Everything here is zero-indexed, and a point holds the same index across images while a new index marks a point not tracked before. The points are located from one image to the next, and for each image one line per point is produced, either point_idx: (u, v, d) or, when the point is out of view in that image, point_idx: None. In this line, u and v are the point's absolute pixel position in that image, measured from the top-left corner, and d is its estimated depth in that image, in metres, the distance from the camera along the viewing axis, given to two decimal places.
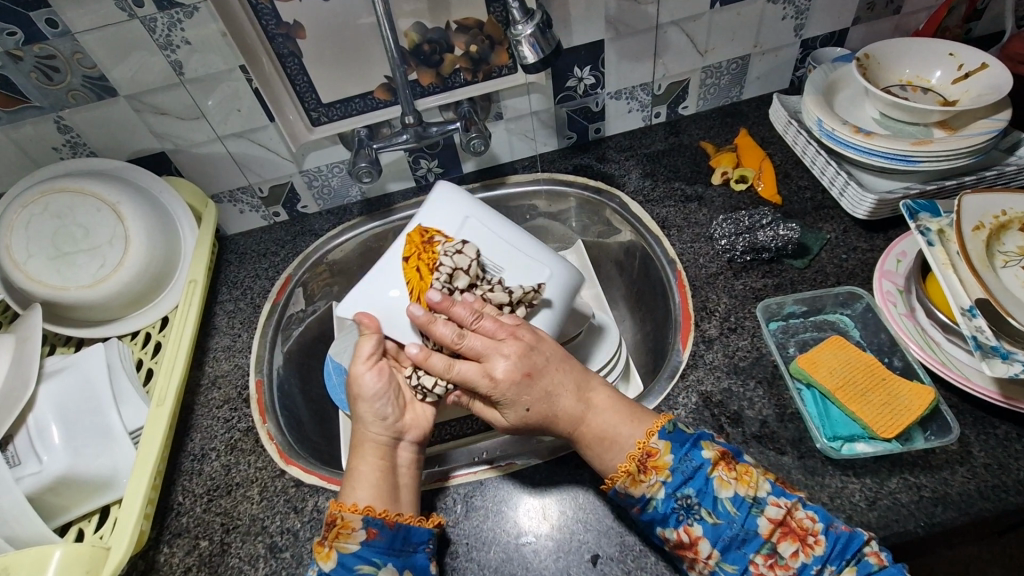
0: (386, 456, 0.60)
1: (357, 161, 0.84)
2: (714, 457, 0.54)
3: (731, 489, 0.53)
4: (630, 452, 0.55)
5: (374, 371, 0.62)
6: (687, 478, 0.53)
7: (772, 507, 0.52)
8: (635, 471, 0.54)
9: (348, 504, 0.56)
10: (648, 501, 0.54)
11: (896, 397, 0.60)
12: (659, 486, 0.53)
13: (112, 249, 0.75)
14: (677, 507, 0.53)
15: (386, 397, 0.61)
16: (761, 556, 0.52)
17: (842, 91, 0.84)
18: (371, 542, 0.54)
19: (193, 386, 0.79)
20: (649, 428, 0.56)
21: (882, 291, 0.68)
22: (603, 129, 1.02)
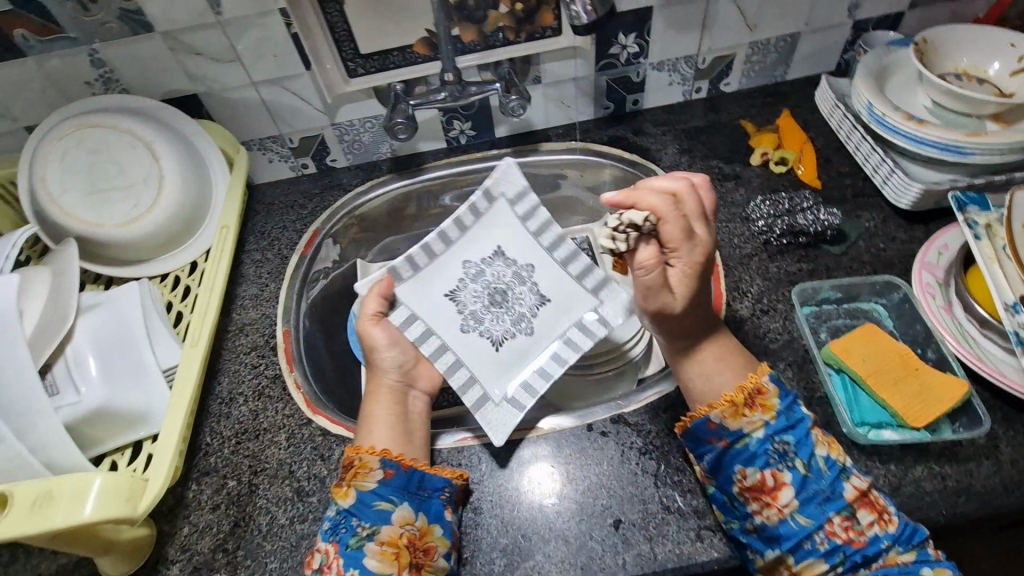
0: (398, 400, 0.65)
1: (393, 117, 0.83)
2: (812, 417, 0.56)
3: (824, 448, 0.54)
4: (739, 385, 0.56)
5: (380, 327, 0.70)
6: (789, 425, 0.54)
7: (856, 477, 0.53)
8: (740, 403, 0.55)
9: (365, 447, 0.58)
10: (742, 436, 0.54)
11: (928, 388, 0.60)
12: (760, 424, 0.54)
13: (146, 189, 0.75)
14: (770, 450, 0.54)
15: (397, 346, 0.68)
16: (840, 518, 0.51)
17: (895, 76, 0.82)
18: (388, 481, 0.56)
19: (221, 332, 0.80)
20: (758, 370, 0.57)
21: (921, 282, 0.67)
22: (641, 101, 0.99)
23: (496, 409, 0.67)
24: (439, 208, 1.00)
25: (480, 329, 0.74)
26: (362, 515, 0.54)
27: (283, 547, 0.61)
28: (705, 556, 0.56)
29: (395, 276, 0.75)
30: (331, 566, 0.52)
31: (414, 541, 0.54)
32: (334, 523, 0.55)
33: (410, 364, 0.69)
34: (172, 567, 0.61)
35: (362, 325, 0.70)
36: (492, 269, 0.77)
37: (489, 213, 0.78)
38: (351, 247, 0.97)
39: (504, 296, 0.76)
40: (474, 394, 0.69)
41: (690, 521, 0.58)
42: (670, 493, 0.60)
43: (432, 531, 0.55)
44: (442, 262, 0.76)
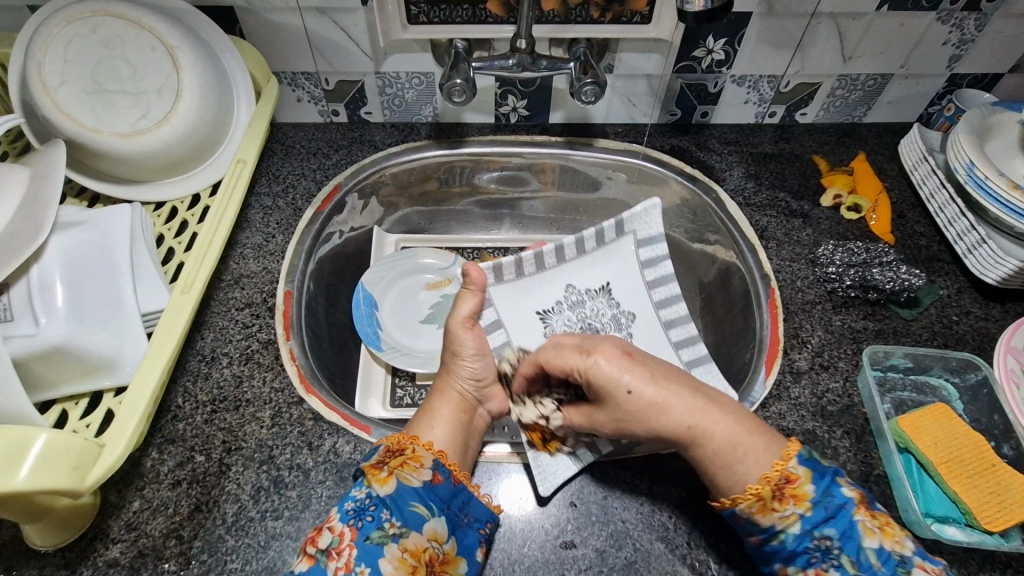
0: (467, 411, 0.58)
1: (451, 76, 0.73)
2: (856, 497, 0.47)
3: (876, 539, 0.45)
4: (765, 474, 0.47)
5: (473, 333, 0.61)
6: (828, 516, 0.46)
7: (920, 571, 0.45)
8: (768, 497, 0.47)
9: (422, 441, 0.53)
10: (775, 532, 0.47)
11: (1006, 489, 0.53)
12: (794, 519, 0.46)
13: (159, 99, 0.64)
14: (811, 547, 0.46)
15: (483, 358, 0.60)
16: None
17: (996, 138, 0.75)
18: (434, 486, 0.51)
19: (213, 280, 0.70)
20: (786, 451, 0.49)
21: (1006, 367, 0.61)
22: (710, 114, 0.90)
23: (550, 450, 0.57)
24: (471, 185, 0.91)
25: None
26: (394, 511, 0.49)
27: (248, 546, 0.52)
28: None
29: (495, 273, 0.78)
30: (341, 553, 0.47)
31: (433, 562, 0.48)
32: (359, 506, 0.49)
33: (487, 380, 0.60)
34: (112, 548, 0.51)
35: (453, 328, 0.61)
36: (592, 302, 0.80)
37: (614, 244, 0.81)
38: (370, 212, 0.88)
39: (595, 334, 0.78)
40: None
41: None
42: (703, 557, 0.52)
43: (455, 564, 0.49)
44: (548, 276, 0.80)
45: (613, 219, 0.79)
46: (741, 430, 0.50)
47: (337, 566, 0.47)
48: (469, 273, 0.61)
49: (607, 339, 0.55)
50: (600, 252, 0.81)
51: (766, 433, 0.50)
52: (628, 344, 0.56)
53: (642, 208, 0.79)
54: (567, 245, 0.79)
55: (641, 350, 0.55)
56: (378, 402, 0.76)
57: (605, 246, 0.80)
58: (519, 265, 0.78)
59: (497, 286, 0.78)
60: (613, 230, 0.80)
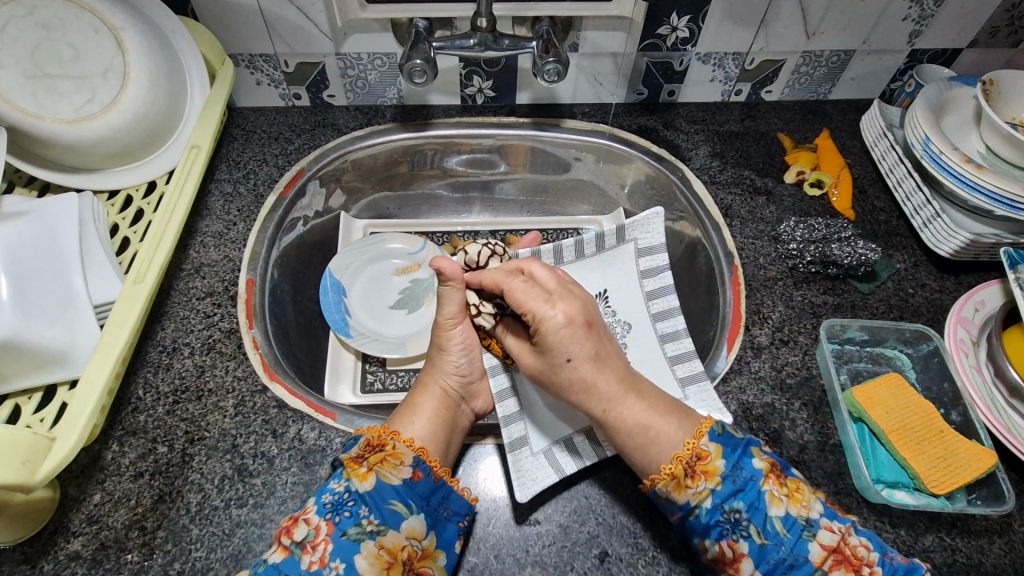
0: (450, 407, 0.58)
1: (411, 57, 0.71)
2: (765, 468, 0.49)
3: (782, 507, 0.48)
4: (677, 452, 0.50)
5: (461, 328, 0.59)
6: (736, 489, 0.48)
7: (825, 531, 0.47)
8: (681, 476, 0.49)
9: (402, 437, 0.53)
10: (690, 509, 0.49)
11: (952, 454, 0.55)
12: (706, 494, 0.48)
13: (105, 84, 0.62)
14: (722, 520, 0.48)
15: (468, 352, 0.60)
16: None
17: (951, 114, 0.76)
18: (412, 484, 0.51)
19: (172, 269, 0.69)
20: (697, 430, 0.51)
21: (956, 337, 0.63)
22: (677, 93, 0.90)
23: (530, 458, 0.57)
24: (439, 168, 0.90)
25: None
26: (373, 508, 0.49)
27: (212, 534, 0.52)
28: None
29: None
30: (317, 547, 0.47)
31: (412, 560, 0.49)
32: (337, 500, 0.49)
33: (473, 376, 0.61)
34: (73, 541, 0.51)
35: (438, 325, 0.58)
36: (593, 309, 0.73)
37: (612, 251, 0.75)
38: (335, 197, 0.86)
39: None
40: (516, 430, 0.59)
41: (681, 564, 0.52)
42: (664, 528, 0.54)
43: (435, 557, 0.50)
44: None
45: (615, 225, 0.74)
46: (654, 414, 0.52)
47: (311, 560, 0.46)
48: (442, 269, 0.54)
49: (574, 297, 0.53)
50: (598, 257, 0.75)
51: (682, 412, 0.53)
52: (591, 311, 0.54)
53: (646, 216, 0.73)
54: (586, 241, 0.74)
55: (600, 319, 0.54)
56: (348, 388, 0.75)
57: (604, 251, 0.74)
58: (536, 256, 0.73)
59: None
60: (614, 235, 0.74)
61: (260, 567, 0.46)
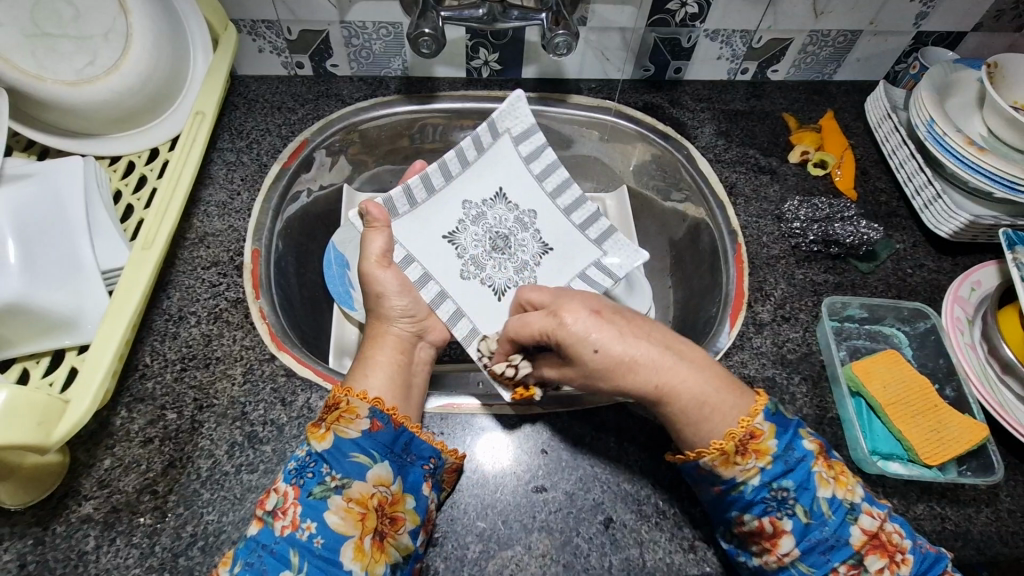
0: (405, 353, 0.60)
1: (419, 26, 0.70)
2: (815, 449, 0.49)
3: (829, 489, 0.47)
4: (728, 430, 0.48)
5: (389, 270, 0.64)
6: (787, 469, 0.47)
7: (866, 516, 0.47)
8: (731, 451, 0.47)
9: (356, 392, 0.53)
10: (736, 485, 0.48)
11: (945, 427, 0.57)
12: (755, 472, 0.47)
13: (107, 46, 0.61)
14: (768, 497, 0.47)
15: (407, 293, 0.64)
16: (846, 566, 0.46)
17: (956, 96, 0.77)
18: (372, 434, 0.51)
19: (176, 238, 0.68)
20: (751, 406, 0.49)
21: (952, 316, 0.65)
22: (683, 71, 0.89)
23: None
24: (444, 142, 0.89)
25: (481, 277, 0.71)
26: (334, 464, 0.49)
27: (224, 498, 0.52)
28: (696, 569, 0.52)
29: (390, 208, 0.69)
30: (287, 512, 0.47)
31: (383, 506, 0.49)
32: (301, 464, 0.49)
33: (421, 314, 0.64)
34: (85, 504, 0.51)
35: (367, 269, 0.63)
36: (493, 212, 0.73)
37: (492, 149, 0.74)
38: (338, 170, 0.86)
39: (507, 241, 0.73)
40: (479, 347, 0.66)
41: (683, 530, 0.54)
42: (667, 496, 0.55)
43: (404, 501, 0.50)
44: (439, 199, 0.71)
45: (484, 122, 0.73)
46: (709, 387, 0.49)
47: (284, 525, 0.47)
48: (369, 211, 0.63)
49: (576, 297, 0.53)
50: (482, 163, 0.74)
51: (735, 388, 0.50)
52: (601, 299, 0.53)
53: (509, 102, 0.72)
54: (449, 160, 0.72)
55: (608, 303, 0.54)
56: (353, 360, 0.76)
57: (485, 154, 0.73)
58: (409, 194, 0.70)
59: (397, 222, 0.69)
60: (488, 134, 0.73)
61: (241, 542, 0.47)
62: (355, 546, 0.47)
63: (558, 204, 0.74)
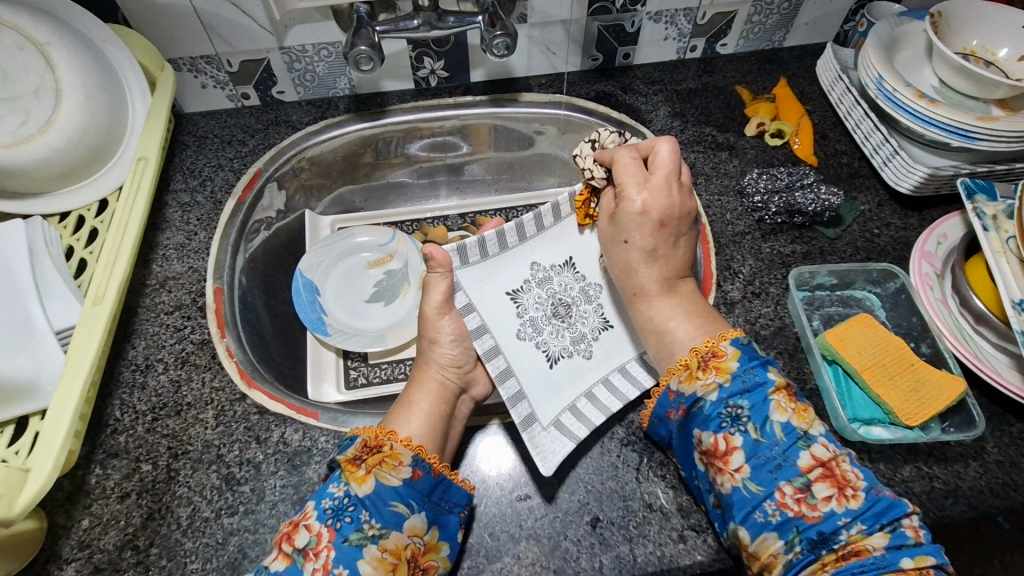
0: (448, 402, 0.57)
1: (355, 44, 0.69)
2: (779, 381, 0.50)
3: (785, 415, 0.48)
4: (694, 348, 0.53)
5: (447, 318, 0.62)
6: (745, 389, 0.49)
7: (820, 447, 0.47)
8: (694, 367, 0.51)
9: (399, 436, 0.52)
10: (696, 401, 0.51)
11: (923, 385, 0.57)
12: (714, 388, 0.50)
13: (38, 102, 0.60)
14: (724, 413, 0.49)
15: (460, 343, 0.61)
16: (791, 488, 0.46)
17: (903, 50, 0.76)
18: (412, 483, 0.50)
19: (137, 286, 0.67)
20: (723, 333, 0.53)
21: (920, 272, 0.65)
22: (632, 56, 0.88)
23: (544, 433, 0.57)
24: (402, 156, 0.88)
25: (537, 340, 0.66)
26: (373, 511, 0.48)
27: (206, 545, 0.52)
28: (687, 559, 0.52)
29: (460, 255, 0.66)
30: (319, 554, 0.46)
31: (416, 556, 0.49)
32: (336, 505, 0.48)
33: (467, 365, 0.61)
34: (66, 567, 0.51)
35: (427, 314, 0.62)
36: (559, 279, 0.69)
37: (556, 228, 0.69)
38: (297, 197, 0.85)
39: (568, 310, 0.68)
40: (511, 386, 0.62)
41: (671, 521, 0.53)
42: (652, 489, 0.55)
43: (437, 549, 0.50)
44: (511, 257, 0.68)
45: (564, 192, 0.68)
46: (678, 312, 0.57)
47: (313, 568, 0.46)
48: (432, 256, 0.61)
49: (668, 198, 0.58)
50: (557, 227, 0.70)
51: (710, 316, 0.57)
52: (674, 212, 0.58)
53: (591, 175, 0.69)
54: (526, 221, 0.68)
55: (671, 232, 0.58)
56: (332, 385, 0.75)
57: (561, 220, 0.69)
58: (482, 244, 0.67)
59: (462, 270, 0.66)
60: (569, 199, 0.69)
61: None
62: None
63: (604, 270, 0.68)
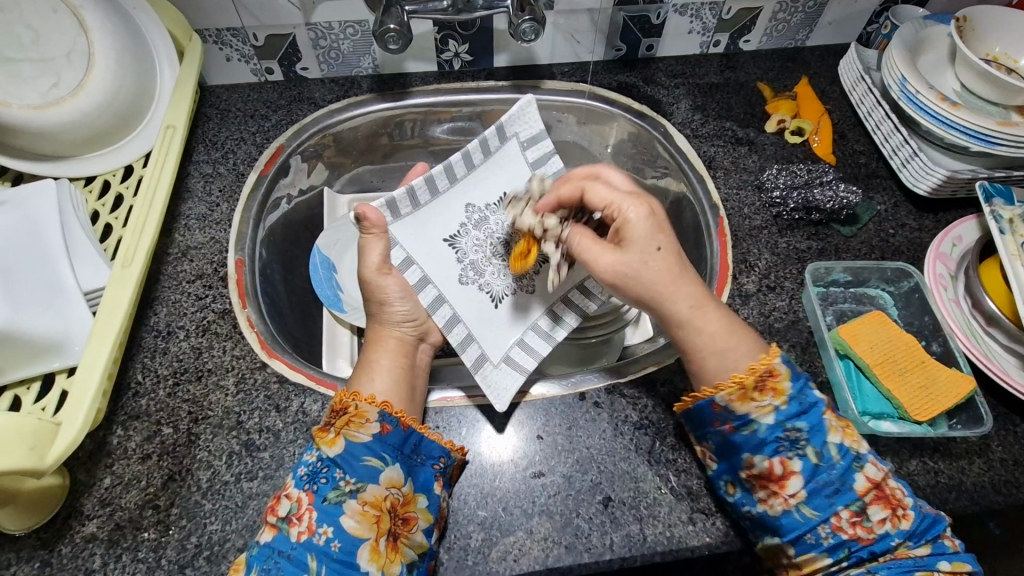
0: (406, 354, 0.61)
1: (384, 22, 0.69)
2: (825, 398, 0.49)
3: (838, 435, 0.48)
4: (750, 366, 0.49)
5: (390, 277, 0.64)
6: (803, 410, 0.48)
7: (871, 466, 0.47)
8: (750, 386, 0.48)
9: (364, 396, 0.53)
10: (751, 421, 0.48)
11: (932, 382, 0.58)
12: (770, 410, 0.48)
13: (69, 65, 0.61)
14: (781, 437, 0.48)
15: (409, 298, 0.64)
16: (848, 512, 0.47)
17: (926, 53, 0.77)
18: (383, 437, 0.51)
19: (159, 254, 0.68)
20: (770, 350, 0.50)
21: (935, 273, 0.66)
22: (656, 48, 0.88)
23: (493, 369, 0.63)
24: (422, 138, 0.89)
25: (480, 282, 0.70)
26: (347, 469, 0.49)
27: (226, 507, 0.53)
28: (697, 540, 0.53)
29: (392, 210, 0.68)
30: (302, 518, 0.48)
31: (396, 507, 0.50)
32: (313, 470, 0.49)
33: (421, 318, 0.65)
34: (88, 524, 0.52)
35: (368, 277, 0.64)
36: (494, 218, 0.73)
37: (499, 152, 0.74)
38: (317, 174, 0.85)
39: (509, 249, 0.72)
40: (472, 353, 0.66)
41: (681, 503, 0.54)
42: (663, 472, 0.56)
43: (416, 501, 0.50)
44: (445, 200, 0.71)
45: (493, 124, 0.72)
46: (723, 332, 0.50)
47: (299, 531, 0.47)
48: (366, 217, 0.62)
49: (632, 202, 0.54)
50: (489, 163, 0.74)
51: (747, 335, 0.51)
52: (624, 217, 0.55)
53: (519, 106, 0.72)
54: (454, 163, 0.71)
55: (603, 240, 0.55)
56: (346, 361, 0.76)
57: (492, 156, 0.73)
58: (413, 195, 0.69)
59: (396, 225, 0.68)
60: (495, 136, 0.73)
61: (254, 549, 0.47)
62: (370, 547, 0.47)
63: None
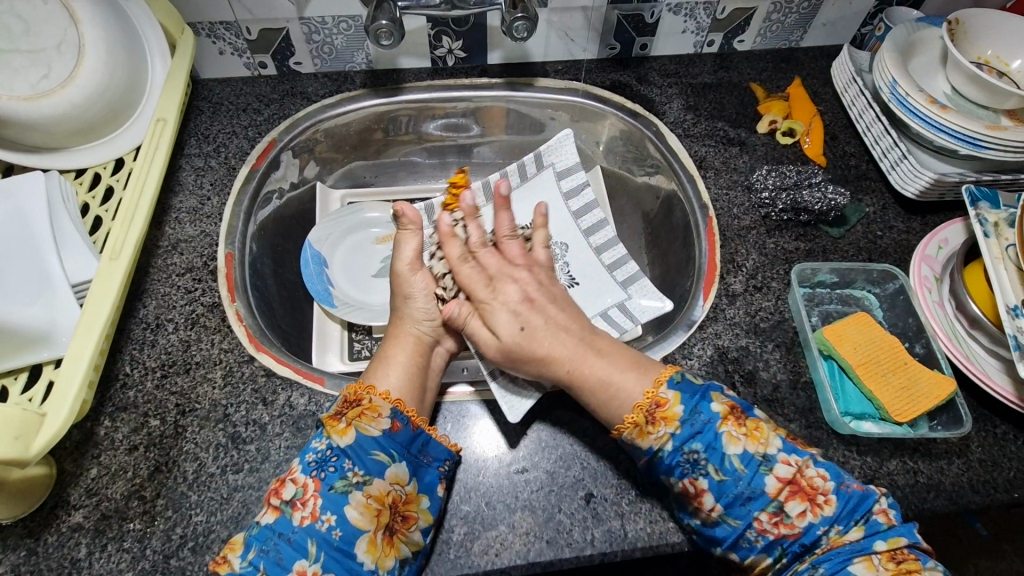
0: (423, 354, 0.59)
1: (376, 17, 0.69)
2: (723, 410, 0.50)
3: (739, 445, 0.49)
4: (637, 402, 0.51)
5: (421, 275, 0.61)
6: (695, 432, 0.49)
7: (781, 465, 0.48)
8: (642, 422, 0.50)
9: (379, 391, 0.53)
10: (654, 453, 0.50)
11: (914, 383, 0.58)
12: (666, 438, 0.49)
13: (60, 55, 0.61)
14: (682, 461, 0.49)
15: (433, 298, 0.61)
16: (766, 514, 0.48)
17: (918, 55, 0.77)
18: (392, 434, 0.51)
19: (150, 246, 0.68)
20: (657, 379, 0.52)
21: (920, 275, 0.66)
22: (649, 47, 0.88)
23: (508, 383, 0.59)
24: (417, 133, 0.89)
25: None
26: (356, 460, 0.50)
27: (211, 499, 0.53)
28: (677, 536, 0.53)
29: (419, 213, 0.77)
30: (307, 503, 0.48)
31: (397, 504, 0.50)
32: (321, 458, 0.50)
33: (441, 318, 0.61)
34: (75, 513, 0.52)
35: (399, 272, 0.61)
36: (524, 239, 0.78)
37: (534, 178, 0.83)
38: (308, 169, 0.85)
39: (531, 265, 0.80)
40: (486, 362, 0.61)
41: (663, 500, 0.55)
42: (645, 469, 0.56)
43: (419, 500, 0.51)
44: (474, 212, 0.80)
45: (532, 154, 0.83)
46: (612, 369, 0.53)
47: (303, 516, 0.48)
48: (403, 214, 0.59)
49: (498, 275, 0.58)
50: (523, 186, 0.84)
51: (644, 366, 0.54)
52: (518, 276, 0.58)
53: (557, 139, 0.82)
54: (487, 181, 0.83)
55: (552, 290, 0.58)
56: (337, 356, 0.76)
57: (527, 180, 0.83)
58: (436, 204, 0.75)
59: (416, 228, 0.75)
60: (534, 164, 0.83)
61: (254, 530, 0.48)
62: (368, 539, 0.48)
63: (581, 227, 0.81)
